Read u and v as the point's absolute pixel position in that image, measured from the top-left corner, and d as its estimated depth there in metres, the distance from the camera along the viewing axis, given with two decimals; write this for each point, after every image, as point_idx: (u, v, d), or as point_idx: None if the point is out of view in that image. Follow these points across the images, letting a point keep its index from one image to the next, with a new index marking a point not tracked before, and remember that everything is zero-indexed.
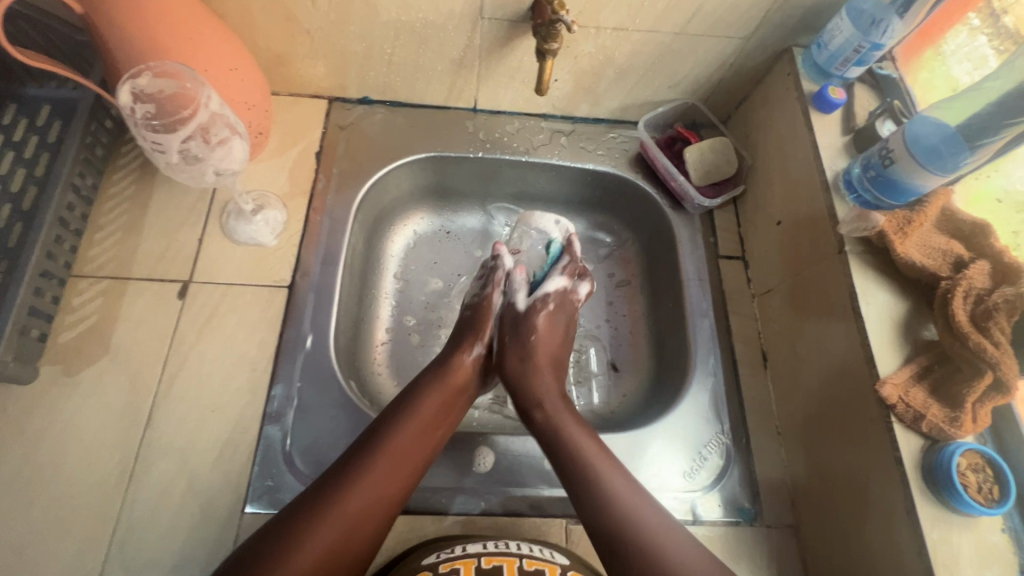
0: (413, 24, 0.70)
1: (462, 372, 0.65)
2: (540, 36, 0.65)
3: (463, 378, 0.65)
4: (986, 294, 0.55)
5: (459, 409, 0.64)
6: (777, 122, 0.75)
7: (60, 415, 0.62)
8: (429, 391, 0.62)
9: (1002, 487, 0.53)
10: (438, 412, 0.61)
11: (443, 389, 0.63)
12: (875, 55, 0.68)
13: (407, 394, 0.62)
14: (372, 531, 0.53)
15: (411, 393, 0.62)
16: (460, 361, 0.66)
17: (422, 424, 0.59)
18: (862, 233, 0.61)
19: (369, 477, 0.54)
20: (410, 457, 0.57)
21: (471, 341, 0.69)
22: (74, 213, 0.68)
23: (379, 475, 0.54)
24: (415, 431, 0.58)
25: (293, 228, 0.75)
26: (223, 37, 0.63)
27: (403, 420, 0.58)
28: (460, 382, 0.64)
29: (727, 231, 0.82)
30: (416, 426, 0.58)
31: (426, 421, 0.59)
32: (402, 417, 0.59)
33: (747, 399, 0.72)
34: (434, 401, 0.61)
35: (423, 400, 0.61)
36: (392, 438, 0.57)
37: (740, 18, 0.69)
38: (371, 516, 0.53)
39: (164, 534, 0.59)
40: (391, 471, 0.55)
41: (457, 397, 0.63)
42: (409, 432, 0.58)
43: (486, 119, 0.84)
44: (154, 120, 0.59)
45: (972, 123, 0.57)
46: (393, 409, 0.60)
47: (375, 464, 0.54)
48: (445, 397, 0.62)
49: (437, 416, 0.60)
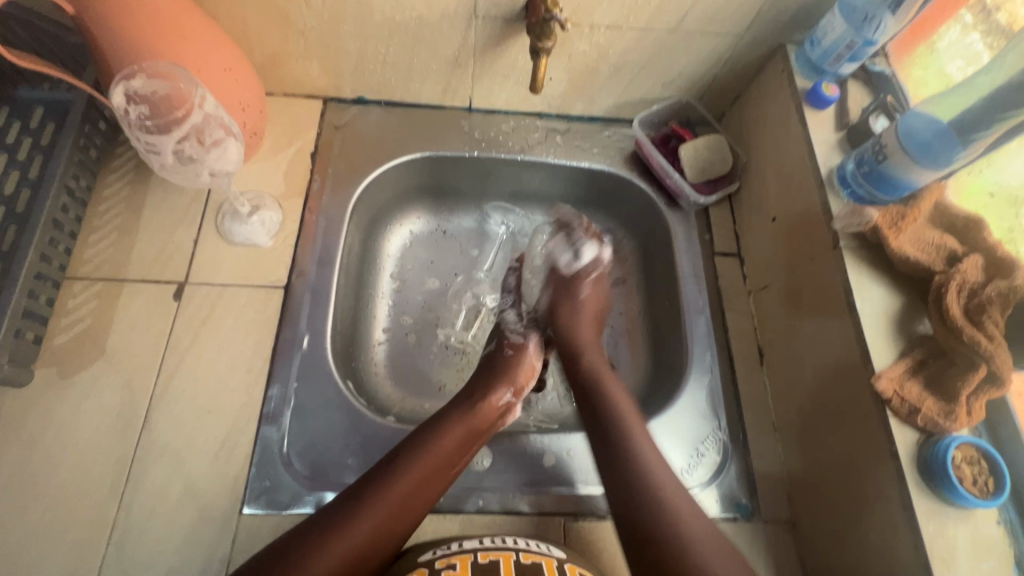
0: (406, 23, 0.70)
1: (488, 411, 0.64)
2: (534, 34, 0.66)
3: (488, 420, 0.64)
4: (979, 288, 0.55)
5: (478, 448, 0.63)
6: (770, 119, 0.76)
7: (57, 418, 0.62)
8: (451, 427, 0.61)
9: (997, 479, 0.53)
10: (456, 451, 0.60)
11: (466, 428, 0.62)
12: (868, 51, 0.68)
13: (426, 428, 0.61)
14: (372, 564, 0.52)
15: (433, 427, 0.61)
16: (488, 401, 0.65)
17: (441, 462, 0.58)
18: (857, 228, 0.62)
19: (377, 514, 0.53)
20: (422, 493, 0.56)
21: (502, 383, 0.67)
22: (68, 215, 0.68)
23: (389, 509, 0.53)
24: (432, 469, 0.57)
25: (289, 229, 0.75)
26: (217, 36, 0.63)
27: (421, 455, 0.57)
28: (483, 423, 0.63)
29: (722, 229, 0.82)
30: (433, 464, 0.57)
31: (444, 459, 0.58)
32: (422, 454, 0.57)
33: (744, 394, 0.72)
34: (455, 439, 0.60)
35: (445, 436, 0.60)
36: (409, 472, 0.56)
37: (733, 15, 0.69)
38: (373, 549, 0.52)
39: (161, 536, 0.59)
40: (403, 509, 0.54)
41: (477, 439, 0.62)
42: (425, 469, 0.57)
43: (481, 118, 0.84)
44: (148, 120, 0.58)
45: (966, 119, 0.57)
46: (416, 440, 0.59)
47: (387, 498, 0.54)
48: (465, 436, 0.61)
49: (456, 456, 0.59)
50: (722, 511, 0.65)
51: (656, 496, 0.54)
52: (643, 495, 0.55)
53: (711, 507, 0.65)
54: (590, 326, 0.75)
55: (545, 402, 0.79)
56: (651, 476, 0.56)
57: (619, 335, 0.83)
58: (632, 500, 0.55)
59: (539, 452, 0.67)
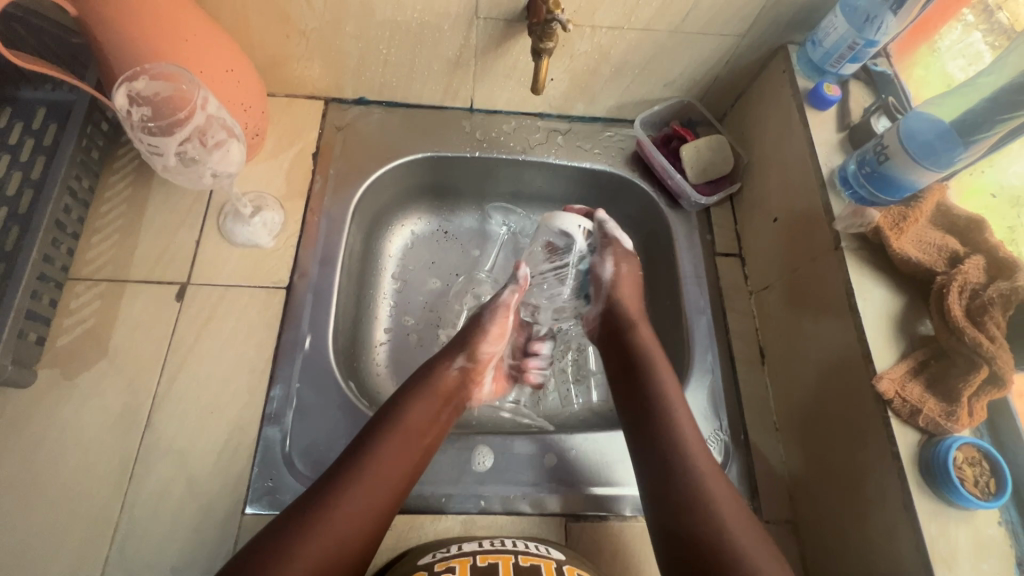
0: (407, 24, 0.70)
1: (447, 379, 0.66)
2: (535, 35, 0.66)
3: (449, 385, 0.66)
4: (981, 288, 0.55)
5: (447, 419, 0.64)
6: (772, 119, 0.76)
7: (59, 418, 0.62)
8: (413, 401, 0.62)
9: (998, 480, 0.53)
10: (424, 422, 0.61)
11: (429, 396, 0.63)
12: (870, 51, 0.68)
13: (390, 406, 0.62)
14: (361, 543, 0.52)
15: (396, 403, 0.62)
16: (444, 368, 0.67)
17: (408, 434, 0.59)
18: (858, 229, 0.61)
19: (355, 488, 0.53)
20: (396, 466, 0.56)
21: (453, 352, 0.69)
22: (71, 216, 0.68)
23: (364, 487, 0.54)
24: (400, 441, 0.58)
25: (290, 230, 0.75)
26: (219, 37, 0.63)
27: (388, 431, 0.58)
28: (444, 391, 0.65)
29: (724, 229, 0.82)
30: (400, 435, 0.58)
31: (411, 430, 0.59)
32: (387, 426, 0.59)
33: (745, 394, 0.72)
34: (420, 411, 0.61)
35: (409, 409, 0.61)
36: (378, 449, 0.56)
37: (735, 15, 0.69)
38: (357, 527, 0.52)
39: (164, 536, 0.59)
40: (380, 479, 0.55)
41: (443, 404, 0.64)
42: (393, 442, 0.57)
43: (483, 118, 0.85)
44: (150, 122, 0.59)
45: (966, 119, 0.57)
46: (380, 416, 0.60)
47: (361, 476, 0.54)
48: (429, 406, 0.62)
49: (424, 422, 0.61)
50: None
51: (711, 513, 0.52)
52: (687, 493, 0.54)
53: None
54: (637, 299, 0.74)
55: (546, 402, 0.79)
56: (703, 492, 0.54)
57: None
58: (676, 499, 0.54)
59: (541, 453, 0.67)
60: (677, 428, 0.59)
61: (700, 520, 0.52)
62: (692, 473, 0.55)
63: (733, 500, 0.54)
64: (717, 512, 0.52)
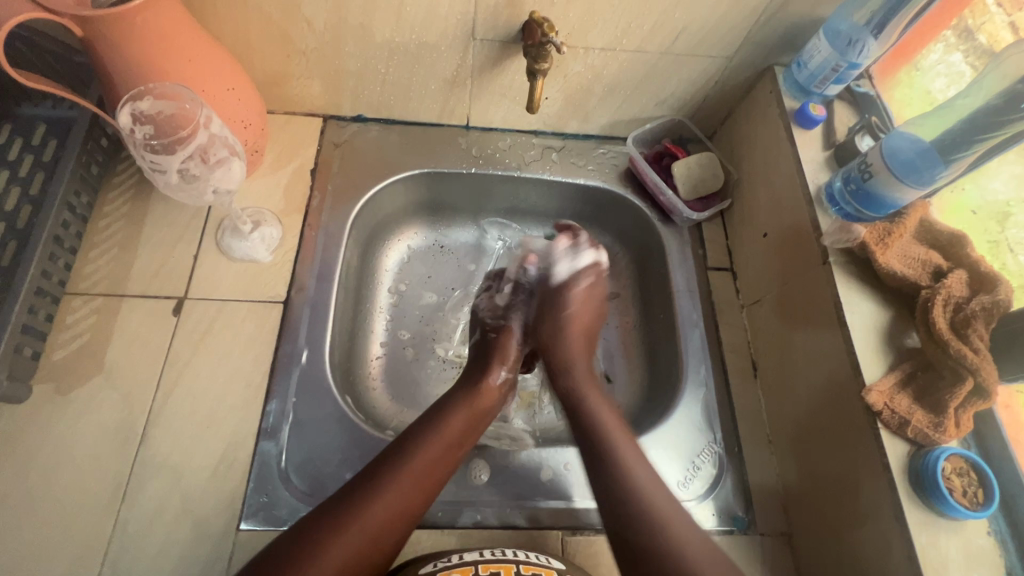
0: (406, 45, 0.71)
1: (489, 394, 0.66)
2: (530, 56, 0.68)
3: (490, 400, 0.66)
4: (964, 301, 0.57)
5: (481, 432, 0.64)
6: (761, 137, 0.78)
7: (54, 434, 0.62)
8: (454, 412, 0.62)
9: (986, 491, 0.54)
10: (461, 434, 0.61)
11: (470, 410, 0.64)
12: (852, 73, 0.71)
13: (433, 413, 0.62)
14: (390, 547, 0.52)
15: (437, 412, 0.62)
16: (487, 382, 0.67)
17: (447, 445, 0.59)
18: (844, 244, 0.63)
19: (391, 496, 0.53)
20: (433, 475, 0.57)
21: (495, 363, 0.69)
22: (69, 231, 0.68)
23: (402, 490, 0.54)
24: (440, 450, 0.58)
25: (288, 245, 0.75)
26: (224, 58, 0.65)
27: (428, 439, 0.59)
28: (485, 405, 0.65)
29: (715, 244, 0.84)
30: (441, 445, 0.59)
31: (451, 442, 0.60)
32: (430, 436, 0.59)
33: (738, 407, 0.73)
34: (460, 423, 0.62)
35: (452, 419, 0.62)
36: (417, 454, 0.57)
37: (724, 38, 0.72)
38: (389, 530, 0.52)
39: (156, 552, 0.58)
40: (417, 490, 0.55)
41: (482, 419, 0.64)
42: (434, 450, 0.58)
43: (479, 135, 0.86)
44: (153, 140, 0.59)
45: (945, 140, 0.59)
46: (423, 424, 0.61)
47: (399, 479, 0.55)
48: (470, 422, 0.63)
49: (462, 436, 0.61)
50: (718, 524, 0.66)
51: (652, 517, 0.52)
52: (633, 493, 0.54)
53: (708, 520, 0.66)
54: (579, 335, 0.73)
55: (542, 416, 0.80)
56: (641, 492, 0.55)
57: (615, 348, 0.84)
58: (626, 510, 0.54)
59: (537, 466, 0.68)
60: (625, 468, 0.57)
61: (647, 524, 0.52)
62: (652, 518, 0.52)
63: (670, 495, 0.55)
64: (664, 530, 0.51)
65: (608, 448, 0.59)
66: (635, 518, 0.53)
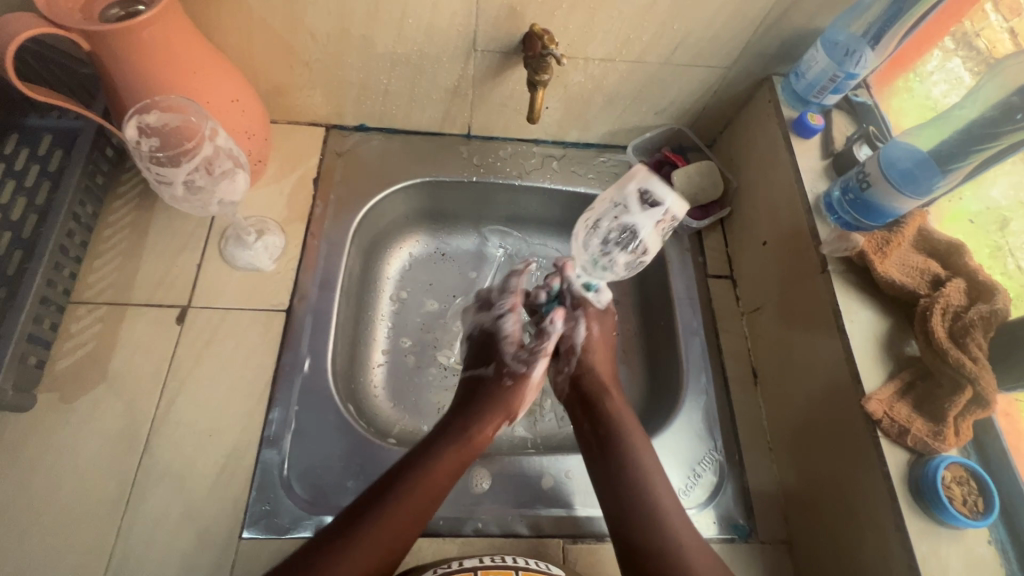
0: (408, 56, 0.72)
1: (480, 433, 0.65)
2: (531, 68, 0.68)
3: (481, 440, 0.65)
4: (962, 310, 0.57)
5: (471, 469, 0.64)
6: (760, 145, 0.78)
7: (58, 442, 0.62)
8: (443, 453, 0.61)
9: (986, 499, 0.54)
10: (449, 476, 0.61)
11: (459, 451, 0.63)
12: (850, 83, 0.71)
13: (421, 451, 0.61)
14: None
15: (423, 451, 0.61)
16: (479, 419, 0.66)
17: (432, 486, 0.59)
18: (843, 253, 0.63)
19: (365, 545, 0.53)
20: (417, 516, 0.57)
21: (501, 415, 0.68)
22: (74, 241, 0.69)
23: (382, 539, 0.54)
24: (424, 496, 0.58)
25: (290, 253, 0.76)
26: (229, 74, 0.66)
27: (411, 480, 0.58)
28: (474, 445, 0.64)
29: (715, 251, 0.84)
30: (425, 485, 0.58)
31: (436, 481, 0.59)
32: (417, 478, 0.58)
33: (739, 416, 0.73)
34: (448, 463, 0.61)
35: (440, 461, 0.61)
36: (399, 495, 0.57)
37: (723, 48, 0.72)
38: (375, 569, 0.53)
39: (159, 560, 0.59)
40: (393, 538, 0.55)
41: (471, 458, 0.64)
42: (416, 492, 0.57)
43: (480, 144, 0.87)
44: (159, 153, 0.60)
45: (943, 149, 0.60)
46: (409, 465, 0.60)
47: (382, 522, 0.55)
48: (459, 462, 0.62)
49: (449, 478, 0.60)
50: (719, 532, 0.66)
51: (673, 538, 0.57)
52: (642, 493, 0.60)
53: (709, 528, 0.66)
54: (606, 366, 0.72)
55: (543, 423, 0.80)
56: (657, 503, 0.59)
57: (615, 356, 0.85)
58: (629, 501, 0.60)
59: (538, 473, 0.68)
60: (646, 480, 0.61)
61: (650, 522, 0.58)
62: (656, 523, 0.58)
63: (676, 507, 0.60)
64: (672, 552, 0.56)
65: (624, 450, 0.63)
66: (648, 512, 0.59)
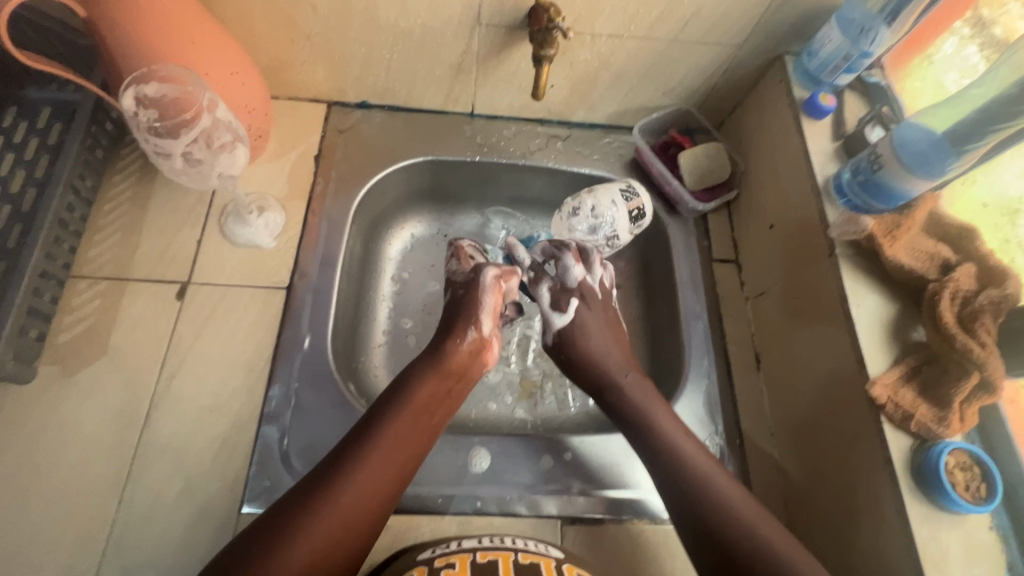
0: (411, 30, 0.71)
1: (457, 356, 0.65)
2: (536, 42, 0.67)
3: (459, 364, 0.65)
4: (972, 295, 0.56)
5: (454, 399, 0.64)
6: (770, 126, 0.77)
7: (58, 415, 0.62)
8: (421, 382, 0.61)
9: (989, 486, 0.54)
10: (430, 401, 0.60)
11: (438, 377, 0.62)
12: (864, 62, 0.70)
13: (400, 381, 0.62)
14: (365, 530, 0.52)
15: (403, 383, 0.61)
16: (454, 347, 0.65)
17: (414, 415, 0.58)
18: (852, 237, 0.62)
19: (351, 482, 0.52)
20: (404, 447, 0.56)
21: (464, 327, 0.67)
22: (74, 214, 0.68)
23: (369, 469, 0.53)
24: (408, 421, 0.58)
25: (292, 231, 0.75)
26: (226, 42, 0.64)
27: (393, 413, 0.58)
28: (454, 370, 0.64)
29: (721, 235, 0.83)
30: (410, 416, 0.58)
31: (417, 411, 0.59)
32: (394, 405, 0.58)
33: (741, 401, 0.73)
34: (428, 388, 0.61)
35: (419, 388, 0.61)
36: (384, 428, 0.56)
37: (733, 26, 0.71)
38: (372, 502, 0.53)
39: (160, 532, 0.59)
40: (382, 464, 0.54)
41: (452, 382, 0.63)
42: (403, 422, 0.57)
43: (484, 123, 0.86)
44: (156, 123, 0.59)
45: (958, 129, 0.58)
46: (386, 398, 0.60)
47: (368, 456, 0.54)
48: (439, 387, 0.62)
49: (431, 402, 0.60)
50: None
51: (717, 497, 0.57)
52: (689, 470, 0.59)
53: None
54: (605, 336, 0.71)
55: (543, 406, 0.79)
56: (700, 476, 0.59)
57: None
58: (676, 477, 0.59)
59: (538, 454, 0.68)
60: (679, 452, 0.61)
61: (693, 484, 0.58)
62: (741, 521, 0.55)
63: (712, 472, 0.59)
64: (732, 517, 0.56)
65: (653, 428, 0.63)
66: (699, 487, 0.58)
